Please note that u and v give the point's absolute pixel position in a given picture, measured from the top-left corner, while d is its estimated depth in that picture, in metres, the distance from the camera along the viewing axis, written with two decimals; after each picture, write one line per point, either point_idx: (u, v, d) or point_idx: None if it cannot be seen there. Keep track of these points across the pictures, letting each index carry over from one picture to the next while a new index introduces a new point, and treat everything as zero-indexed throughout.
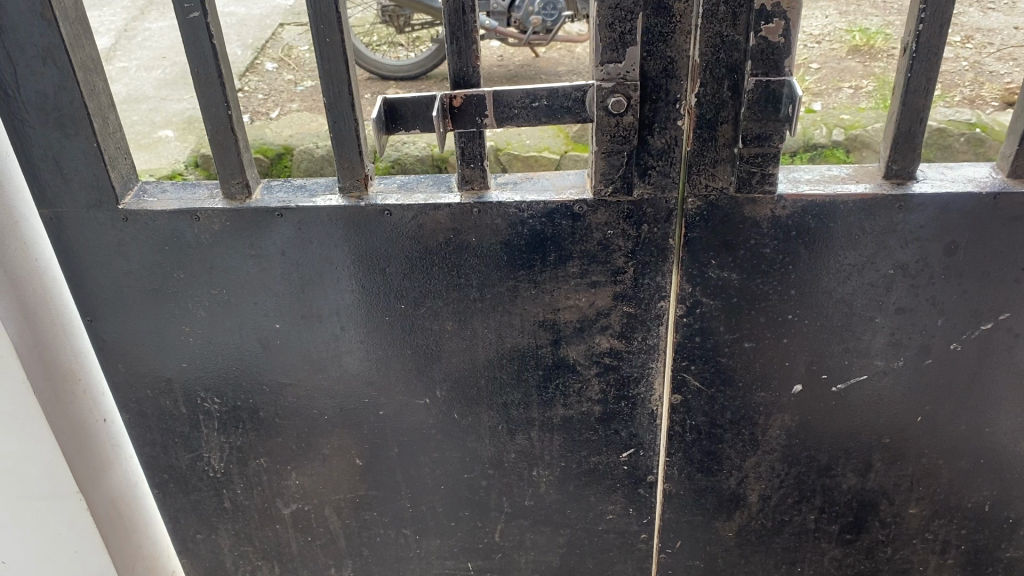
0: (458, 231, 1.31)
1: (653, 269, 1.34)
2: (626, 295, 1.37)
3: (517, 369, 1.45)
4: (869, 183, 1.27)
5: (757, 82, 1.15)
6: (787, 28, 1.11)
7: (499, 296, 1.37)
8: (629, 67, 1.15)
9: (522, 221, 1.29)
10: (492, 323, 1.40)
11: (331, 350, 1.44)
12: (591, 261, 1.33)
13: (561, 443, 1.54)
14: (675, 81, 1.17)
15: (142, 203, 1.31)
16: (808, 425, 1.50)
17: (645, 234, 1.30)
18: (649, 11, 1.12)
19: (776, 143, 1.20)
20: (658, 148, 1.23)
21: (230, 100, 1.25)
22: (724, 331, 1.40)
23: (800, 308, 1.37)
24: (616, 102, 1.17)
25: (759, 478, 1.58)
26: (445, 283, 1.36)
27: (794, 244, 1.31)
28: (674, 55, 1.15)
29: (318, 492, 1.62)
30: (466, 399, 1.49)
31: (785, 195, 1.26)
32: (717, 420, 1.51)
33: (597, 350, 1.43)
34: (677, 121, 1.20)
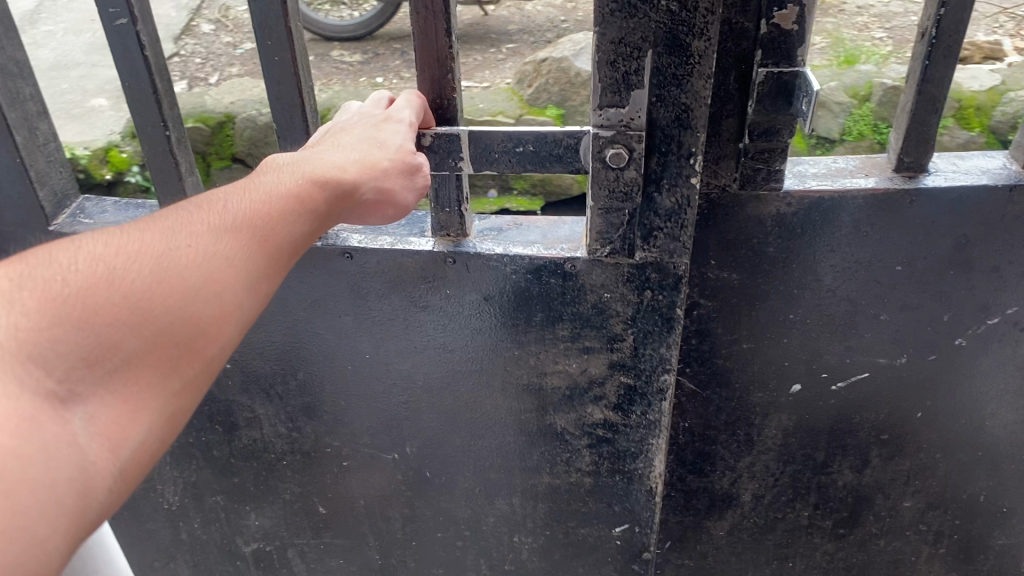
0: (429, 286, 1.23)
1: (656, 340, 1.22)
2: (625, 364, 1.26)
3: (499, 432, 1.37)
4: (880, 176, 1.19)
5: (768, 73, 1.05)
6: (802, 14, 1.02)
7: (478, 350, 1.29)
8: (633, 114, 1.05)
9: (506, 276, 1.20)
10: (469, 379, 1.32)
11: (296, 383, 1.36)
12: (583, 324, 1.23)
13: (539, 506, 1.45)
14: (686, 132, 1.05)
15: (76, 225, 1.24)
16: (806, 424, 1.44)
17: (646, 300, 1.19)
18: (658, 52, 1.01)
19: (787, 138, 1.11)
20: (667, 208, 1.11)
21: (168, 120, 1.14)
22: (722, 333, 1.33)
23: (802, 307, 1.29)
24: (617, 153, 1.06)
25: (753, 477, 1.52)
26: (416, 340, 1.29)
27: (798, 242, 1.22)
28: (685, 102, 1.04)
29: (280, 533, 1.55)
30: (436, 459, 1.41)
31: (792, 191, 1.17)
32: (711, 421, 1.44)
33: (590, 420, 1.33)
34: (688, 178, 1.09)
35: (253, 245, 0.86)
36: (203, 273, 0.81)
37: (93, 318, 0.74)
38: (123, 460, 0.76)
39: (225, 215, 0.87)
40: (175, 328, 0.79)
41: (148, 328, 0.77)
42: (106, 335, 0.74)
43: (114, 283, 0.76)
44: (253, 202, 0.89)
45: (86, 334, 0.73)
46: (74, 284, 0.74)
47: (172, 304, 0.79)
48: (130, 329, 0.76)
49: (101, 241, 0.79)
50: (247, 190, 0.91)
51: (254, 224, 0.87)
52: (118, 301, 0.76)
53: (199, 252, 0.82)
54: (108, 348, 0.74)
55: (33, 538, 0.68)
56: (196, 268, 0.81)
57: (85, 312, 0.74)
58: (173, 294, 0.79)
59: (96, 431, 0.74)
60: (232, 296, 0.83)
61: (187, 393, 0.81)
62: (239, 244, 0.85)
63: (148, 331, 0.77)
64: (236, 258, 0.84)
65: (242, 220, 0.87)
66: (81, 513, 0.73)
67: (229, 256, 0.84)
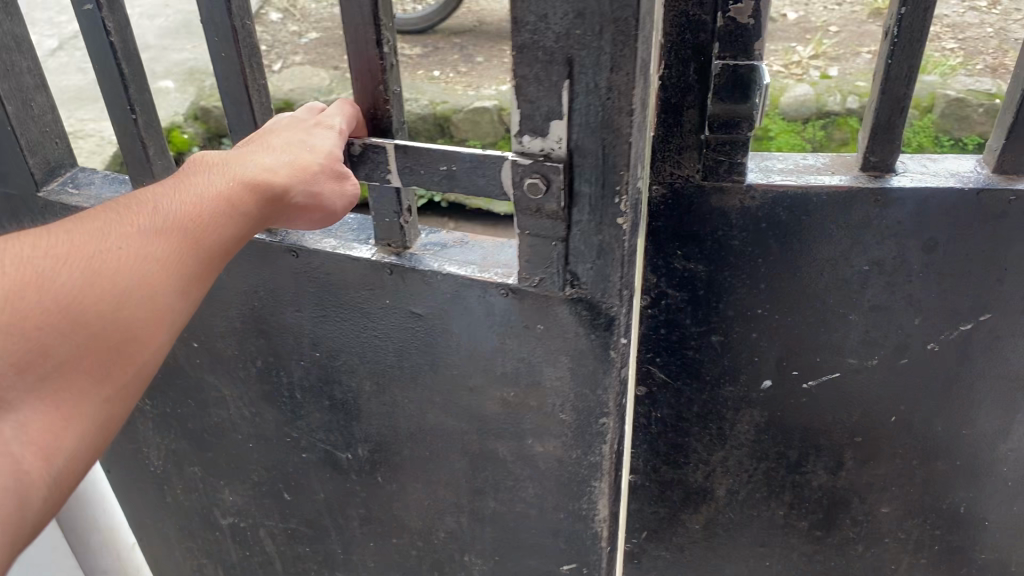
0: (372, 295, 1.26)
1: (592, 381, 1.22)
2: (563, 400, 1.25)
3: (442, 451, 1.40)
4: (846, 174, 1.20)
5: (725, 65, 1.07)
6: (758, 8, 1.03)
7: (420, 363, 1.30)
8: (553, 144, 1.03)
9: (438, 290, 1.21)
10: (416, 393, 1.34)
11: (255, 370, 1.43)
12: (521, 358, 1.23)
13: (481, 525, 1.47)
14: (608, 168, 1.03)
15: (60, 195, 1.34)
16: (778, 422, 1.44)
17: (581, 340, 1.18)
18: (575, 81, 0.99)
19: (747, 131, 1.12)
20: (594, 244, 1.09)
21: (134, 104, 1.21)
22: (692, 324, 1.34)
23: (770, 303, 1.30)
24: (534, 183, 1.04)
25: (726, 473, 1.53)
26: (358, 346, 1.32)
27: (765, 237, 1.23)
28: (604, 135, 1.01)
29: (252, 511, 1.64)
30: (389, 464, 1.45)
31: (755, 185, 1.19)
32: (683, 414, 1.45)
33: (531, 451, 1.33)
34: (614, 216, 1.06)
35: (184, 247, 0.96)
36: (134, 277, 0.91)
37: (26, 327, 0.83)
38: (57, 466, 0.85)
39: (156, 216, 0.96)
40: (107, 333, 0.89)
41: (81, 334, 0.87)
42: (41, 342, 0.84)
43: (46, 287, 0.85)
44: (184, 204, 0.98)
45: (22, 339, 0.82)
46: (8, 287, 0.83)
47: (103, 307, 0.88)
48: (65, 335, 0.85)
49: (36, 244, 0.88)
50: (177, 192, 1.00)
51: (184, 227, 0.97)
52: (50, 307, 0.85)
53: (132, 258, 0.92)
54: (40, 352, 0.84)
55: None
56: (128, 272, 0.91)
57: (13, 316, 0.82)
58: (105, 301, 0.89)
59: (29, 437, 0.83)
60: (164, 298, 0.93)
61: (119, 397, 0.91)
62: (170, 246, 0.95)
63: (82, 336, 0.87)
64: (167, 260, 0.94)
65: (171, 222, 0.96)
66: (23, 514, 0.82)
67: (160, 258, 0.94)
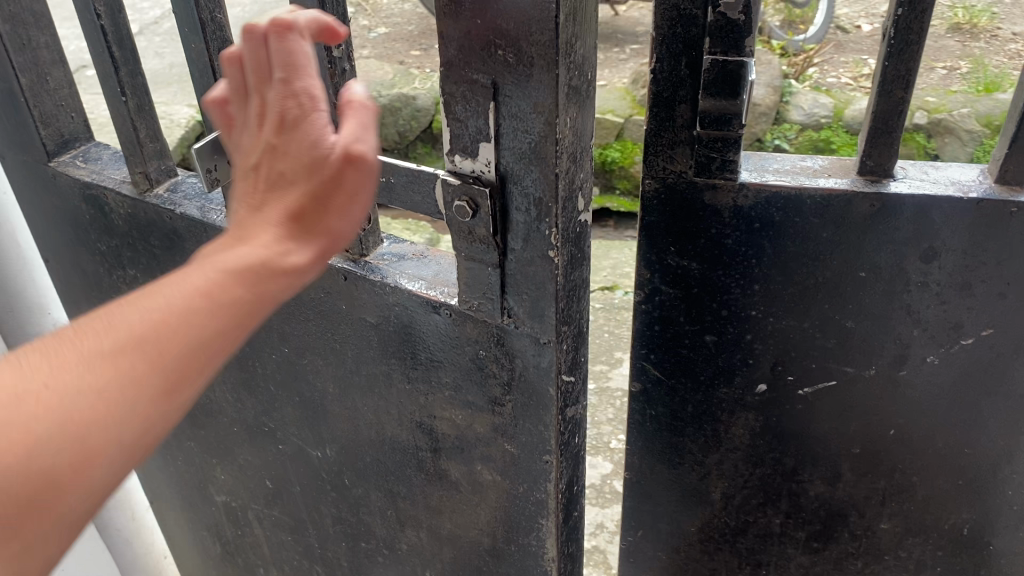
0: (328, 294, 1.23)
1: (532, 415, 1.12)
2: (506, 428, 1.17)
3: (401, 460, 1.34)
4: (842, 177, 1.18)
5: (714, 61, 1.07)
6: (749, 5, 1.03)
7: (376, 373, 1.25)
8: (483, 166, 0.94)
9: (389, 302, 1.16)
10: (372, 403, 1.30)
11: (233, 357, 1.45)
12: (464, 381, 1.16)
13: (440, 544, 1.41)
14: (537, 201, 0.93)
15: (66, 166, 1.42)
16: (773, 428, 1.42)
17: (519, 369, 1.09)
18: (496, 99, 0.90)
19: (738, 128, 1.11)
20: (532, 277, 0.99)
21: (124, 87, 1.27)
22: (686, 322, 1.34)
23: (765, 304, 1.29)
24: (461, 206, 0.96)
25: (721, 476, 1.51)
26: (323, 345, 1.29)
27: (758, 237, 1.23)
28: (530, 159, 0.91)
29: (242, 493, 1.68)
30: (354, 467, 1.41)
31: (747, 183, 1.18)
32: (677, 413, 1.45)
33: (481, 477, 1.25)
34: (547, 251, 0.96)
35: (146, 356, 0.74)
36: (66, 409, 0.72)
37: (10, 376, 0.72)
38: None
39: (109, 329, 0.75)
40: (61, 468, 0.72)
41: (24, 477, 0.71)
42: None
43: None
44: (154, 306, 0.75)
45: None
46: None
47: (48, 447, 0.72)
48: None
49: None
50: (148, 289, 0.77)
51: (148, 332, 0.75)
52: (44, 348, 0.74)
53: (71, 386, 0.73)
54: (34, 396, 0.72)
55: None
56: (65, 402, 0.72)
57: None
58: (101, 406, 0.73)
59: None
60: (119, 418, 0.74)
61: (97, 509, 0.77)
62: (127, 362, 0.74)
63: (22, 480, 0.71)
64: (128, 377, 0.74)
65: (127, 338, 0.74)
66: None
67: (113, 374, 0.74)
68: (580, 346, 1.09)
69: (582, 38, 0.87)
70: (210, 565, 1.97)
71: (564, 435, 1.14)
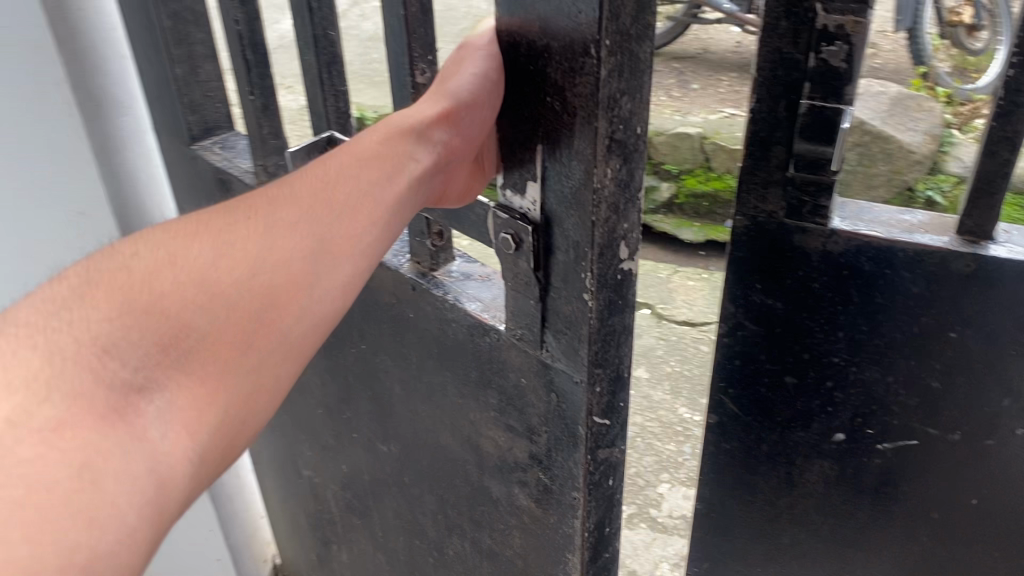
0: (403, 303, 1.37)
1: (564, 451, 1.20)
2: (541, 459, 1.25)
3: (454, 471, 1.43)
4: (941, 235, 1.16)
5: (812, 106, 1.08)
6: (852, 54, 1.04)
7: (438, 384, 1.37)
8: (531, 205, 1.07)
9: (450, 319, 1.27)
10: (433, 412, 1.41)
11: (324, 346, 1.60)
12: (508, 405, 1.25)
13: (481, 559, 1.49)
14: (574, 242, 1.04)
15: (205, 151, 1.68)
16: (849, 479, 1.40)
17: (555, 404, 1.17)
18: (545, 147, 1.02)
19: (832, 175, 1.12)
20: (566, 316, 1.09)
21: (254, 87, 1.46)
22: (767, 359, 1.35)
23: (848, 352, 1.28)
24: (508, 239, 1.10)
25: (794, 522, 1.50)
26: (396, 348, 1.43)
27: (848, 285, 1.22)
28: (570, 204, 1.02)
29: (325, 471, 1.81)
30: (415, 467, 1.52)
31: (838, 231, 1.18)
32: (753, 449, 1.46)
33: (518, 499, 1.33)
34: (581, 293, 1.05)
35: (311, 223, 1.03)
36: (261, 258, 0.99)
37: (164, 312, 0.92)
38: (201, 443, 0.93)
39: (282, 208, 1.03)
40: (253, 300, 0.97)
41: (224, 300, 0.96)
42: (186, 317, 0.93)
43: (185, 270, 0.96)
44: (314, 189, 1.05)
45: (169, 318, 0.92)
46: (144, 272, 0.95)
47: (241, 281, 0.97)
48: (208, 311, 0.95)
49: (179, 238, 0.99)
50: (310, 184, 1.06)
51: (311, 207, 1.04)
52: (185, 290, 0.94)
53: (261, 244, 1.00)
54: (180, 329, 0.93)
55: (122, 490, 0.85)
56: (255, 254, 0.99)
57: (160, 297, 0.93)
58: (280, 257, 1.00)
59: (181, 412, 0.91)
60: (294, 269, 1.00)
61: (268, 364, 0.98)
62: (296, 227, 1.02)
63: (223, 303, 0.95)
64: (298, 240, 1.01)
65: (301, 210, 1.03)
66: (176, 485, 0.90)
67: (287, 238, 1.01)
68: (617, 390, 1.17)
69: (629, 96, 0.97)
70: (297, 534, 2.13)
71: (595, 475, 1.21)
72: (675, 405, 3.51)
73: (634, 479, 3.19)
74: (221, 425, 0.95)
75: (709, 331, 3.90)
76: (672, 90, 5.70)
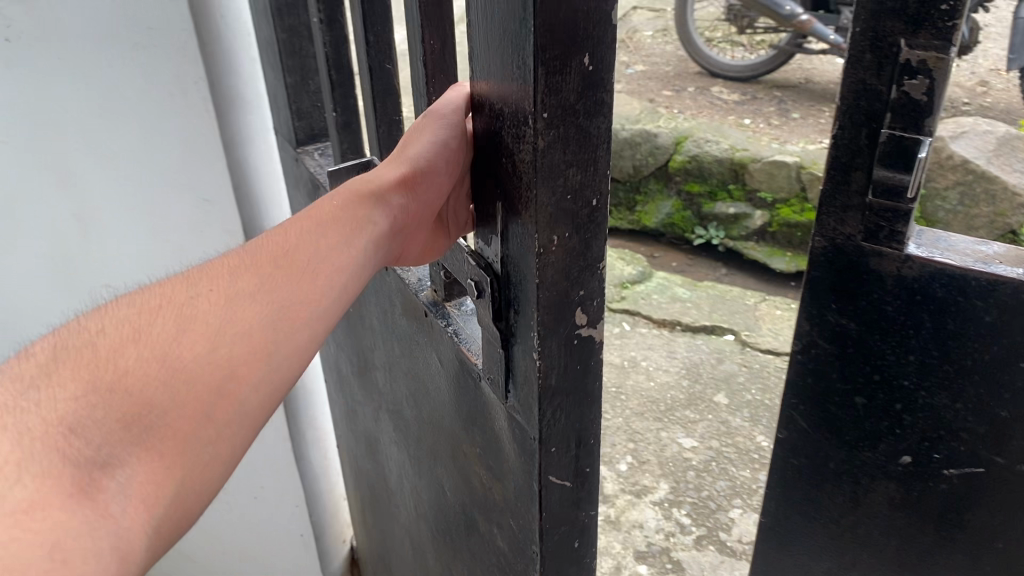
0: (417, 328, 1.41)
1: (523, 509, 1.19)
2: (509, 510, 1.25)
3: (455, 498, 1.47)
4: (1015, 267, 1.17)
5: (892, 135, 1.14)
6: (933, 87, 1.09)
7: (444, 417, 1.41)
8: (497, 254, 1.08)
9: (446, 351, 1.29)
10: (442, 441, 1.45)
11: (379, 354, 1.70)
12: (489, 453, 1.26)
13: None
14: (524, 300, 1.04)
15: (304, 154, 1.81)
16: (913, 503, 1.42)
17: (515, 460, 1.17)
18: (505, 206, 1.03)
19: (909, 201, 1.16)
20: (521, 370, 1.09)
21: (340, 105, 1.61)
22: (838, 379, 1.40)
23: (917, 376, 1.31)
24: (475, 285, 1.12)
25: (859, 541, 1.52)
26: (419, 374, 1.48)
27: (920, 309, 1.25)
28: (522, 263, 1.02)
29: (384, 469, 1.94)
30: (433, 486, 1.59)
31: (913, 256, 1.22)
32: (820, 467, 1.50)
33: (495, 543, 1.35)
34: (529, 353, 1.05)
35: (273, 291, 1.02)
36: (224, 328, 0.97)
37: (129, 390, 0.88)
38: (158, 523, 0.86)
39: (241, 279, 1.02)
40: (216, 371, 0.94)
41: (186, 371, 0.92)
42: (144, 393, 0.88)
43: (145, 343, 0.92)
44: (275, 263, 1.05)
45: (124, 395, 0.87)
46: (99, 349, 0.90)
47: (203, 351, 0.94)
48: (167, 383, 0.90)
49: (134, 312, 0.95)
50: (270, 258, 1.06)
51: (274, 277, 1.03)
52: (149, 364, 0.90)
53: (222, 315, 0.98)
54: (142, 406, 0.88)
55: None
56: (215, 324, 0.97)
57: (118, 372, 0.88)
58: (242, 326, 0.98)
59: (137, 491, 0.84)
60: (257, 336, 0.98)
61: (230, 437, 0.94)
62: (261, 296, 1.01)
63: (185, 374, 0.92)
64: (260, 310, 1.00)
65: (265, 282, 1.03)
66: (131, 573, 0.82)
67: (246, 309, 0.99)
68: (575, 457, 1.17)
69: (577, 169, 0.97)
70: (368, 516, 2.28)
71: (551, 539, 1.20)
72: (752, 433, 3.52)
73: (706, 502, 3.21)
74: (176, 504, 0.89)
75: None
76: (769, 119, 5.69)
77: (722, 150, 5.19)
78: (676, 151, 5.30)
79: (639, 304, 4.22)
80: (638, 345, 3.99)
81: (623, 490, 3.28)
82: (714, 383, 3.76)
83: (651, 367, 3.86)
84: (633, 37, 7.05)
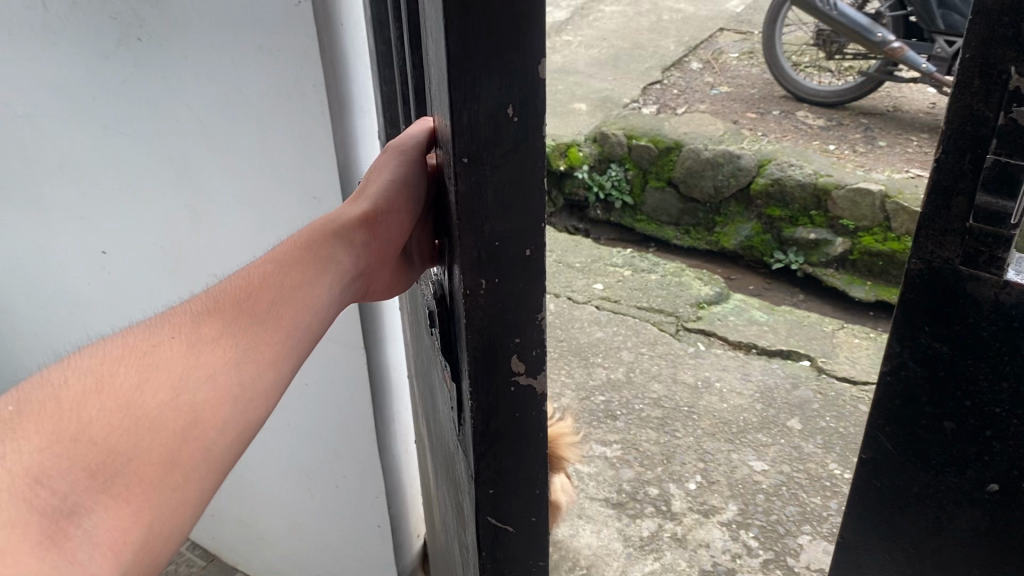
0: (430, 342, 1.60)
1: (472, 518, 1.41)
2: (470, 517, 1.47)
3: (453, 498, 1.68)
4: None
5: (997, 161, 1.15)
6: None
7: (446, 429, 1.60)
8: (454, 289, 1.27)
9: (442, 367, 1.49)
10: (448, 447, 1.65)
11: (421, 361, 1.85)
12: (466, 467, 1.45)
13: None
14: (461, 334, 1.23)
15: None
16: (998, 533, 1.40)
17: (469, 474, 1.39)
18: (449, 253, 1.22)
19: (1012, 228, 1.17)
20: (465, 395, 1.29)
21: None
22: (926, 402, 1.40)
23: (1010, 403, 1.30)
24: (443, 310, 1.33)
25: (942, 567, 1.52)
26: (435, 387, 1.65)
27: (1017, 335, 1.25)
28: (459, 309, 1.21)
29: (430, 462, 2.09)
30: (446, 486, 1.78)
31: (1012, 281, 1.22)
32: (903, 490, 1.50)
33: (467, 541, 1.57)
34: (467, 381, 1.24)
35: (233, 342, 1.12)
36: (190, 376, 1.05)
37: (93, 439, 0.94)
38: (126, 563, 0.92)
39: (203, 332, 1.11)
40: (181, 417, 1.01)
41: (151, 416, 0.99)
42: (111, 444, 0.94)
43: (109, 393, 0.98)
44: (235, 317, 1.15)
45: (89, 444, 0.93)
46: (63, 400, 0.96)
47: (166, 399, 1.01)
48: (135, 429, 0.97)
49: (96, 366, 1.02)
50: (227, 312, 1.15)
51: (235, 330, 1.13)
52: (114, 414, 0.97)
53: (187, 363, 1.06)
54: (108, 454, 0.94)
55: None
56: (181, 371, 1.05)
57: (85, 423, 0.94)
58: (207, 373, 1.06)
59: (103, 533, 0.90)
60: (220, 382, 1.07)
61: (198, 477, 1.01)
62: (223, 346, 1.11)
63: (151, 419, 0.99)
64: (224, 357, 1.09)
65: (224, 334, 1.12)
66: None
67: (209, 358, 1.08)
68: (513, 491, 1.37)
69: (503, 216, 1.10)
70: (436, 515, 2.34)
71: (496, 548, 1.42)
72: (825, 460, 3.48)
73: (775, 526, 3.19)
74: (144, 548, 0.94)
75: (870, 391, 3.81)
76: (855, 145, 5.62)
77: (807, 175, 5.12)
78: (759, 174, 5.27)
79: (715, 325, 4.22)
80: (712, 365, 3.98)
81: (692, 509, 3.28)
82: (788, 408, 3.73)
83: (724, 388, 3.85)
84: (720, 58, 7.04)
